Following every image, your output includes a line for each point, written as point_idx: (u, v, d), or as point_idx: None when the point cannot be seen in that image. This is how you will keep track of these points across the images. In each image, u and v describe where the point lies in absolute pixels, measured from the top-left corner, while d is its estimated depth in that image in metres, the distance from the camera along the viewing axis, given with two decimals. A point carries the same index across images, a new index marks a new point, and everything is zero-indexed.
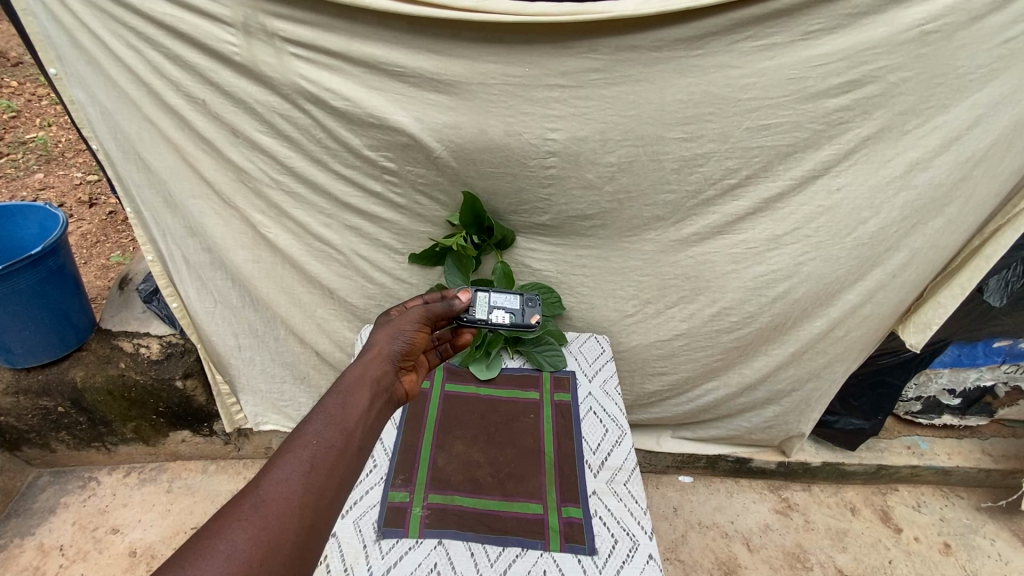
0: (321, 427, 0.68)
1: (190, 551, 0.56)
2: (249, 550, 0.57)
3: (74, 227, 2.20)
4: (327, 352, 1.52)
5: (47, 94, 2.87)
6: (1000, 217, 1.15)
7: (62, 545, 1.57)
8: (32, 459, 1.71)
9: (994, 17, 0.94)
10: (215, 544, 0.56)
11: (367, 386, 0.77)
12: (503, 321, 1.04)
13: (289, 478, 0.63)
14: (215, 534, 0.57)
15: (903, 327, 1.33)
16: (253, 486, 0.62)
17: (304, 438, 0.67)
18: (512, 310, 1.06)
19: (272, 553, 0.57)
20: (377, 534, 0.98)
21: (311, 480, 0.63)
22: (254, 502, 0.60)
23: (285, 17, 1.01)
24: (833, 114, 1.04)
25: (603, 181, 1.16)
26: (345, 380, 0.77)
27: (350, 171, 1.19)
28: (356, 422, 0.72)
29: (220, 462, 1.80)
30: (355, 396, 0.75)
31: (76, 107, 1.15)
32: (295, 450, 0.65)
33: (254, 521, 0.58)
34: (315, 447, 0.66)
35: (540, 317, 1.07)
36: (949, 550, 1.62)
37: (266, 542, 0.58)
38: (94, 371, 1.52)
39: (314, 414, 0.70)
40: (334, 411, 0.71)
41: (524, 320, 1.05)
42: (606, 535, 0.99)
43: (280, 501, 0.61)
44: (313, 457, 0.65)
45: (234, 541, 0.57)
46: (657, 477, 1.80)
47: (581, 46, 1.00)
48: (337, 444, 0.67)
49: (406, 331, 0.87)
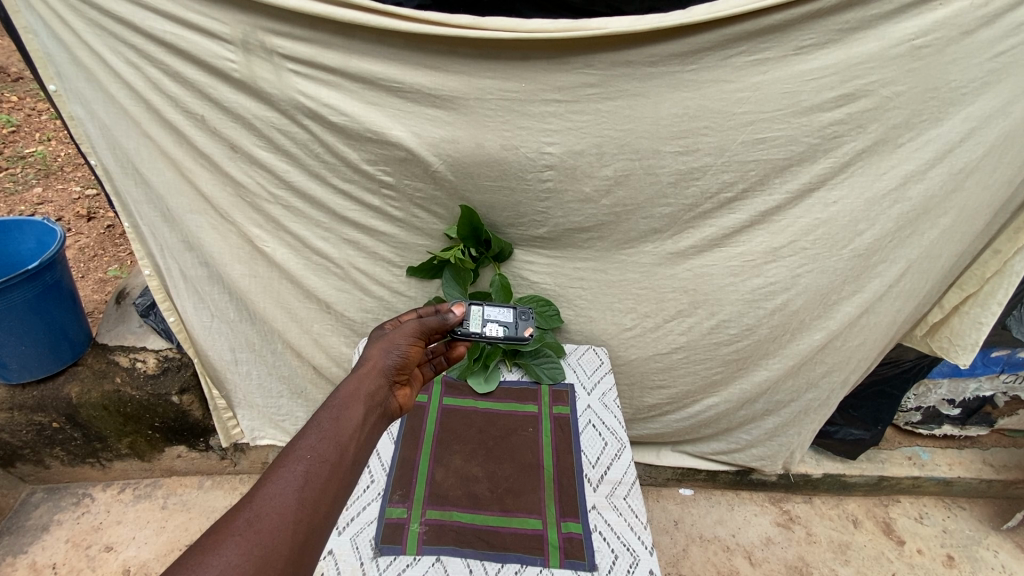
0: (316, 441, 0.68)
1: (184, 566, 0.55)
2: (242, 566, 0.56)
3: (72, 241, 2.20)
4: (324, 366, 1.51)
5: (46, 109, 2.89)
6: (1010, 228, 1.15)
7: (55, 564, 1.54)
8: (26, 476, 1.70)
9: (984, 32, 0.95)
10: (209, 559, 0.55)
11: (361, 401, 0.77)
12: (496, 334, 1.03)
13: (283, 492, 0.62)
14: (208, 549, 0.56)
15: (951, 352, 1.35)
16: (247, 500, 0.61)
17: (298, 453, 0.66)
18: (506, 323, 1.05)
19: (265, 567, 0.57)
20: (375, 551, 0.97)
21: (305, 496, 0.63)
22: (248, 516, 0.59)
23: (285, 34, 1.01)
24: (827, 128, 1.05)
25: (600, 195, 1.16)
26: (339, 394, 0.76)
27: (347, 185, 1.20)
28: (351, 436, 0.71)
29: (216, 478, 1.78)
30: (349, 410, 0.74)
31: (75, 123, 1.15)
32: (290, 465, 0.65)
33: (248, 536, 0.58)
34: (310, 461, 0.66)
35: (533, 330, 1.06)
36: (952, 563, 1.61)
37: (259, 558, 0.57)
38: (89, 387, 1.50)
39: (309, 429, 0.70)
40: (328, 426, 0.70)
41: (518, 333, 1.05)
42: (606, 551, 0.98)
43: (275, 515, 0.60)
44: (308, 472, 0.65)
45: (227, 557, 0.56)
46: (657, 489, 1.79)
47: (576, 62, 1.01)
48: (331, 459, 0.67)
49: (401, 345, 0.86)
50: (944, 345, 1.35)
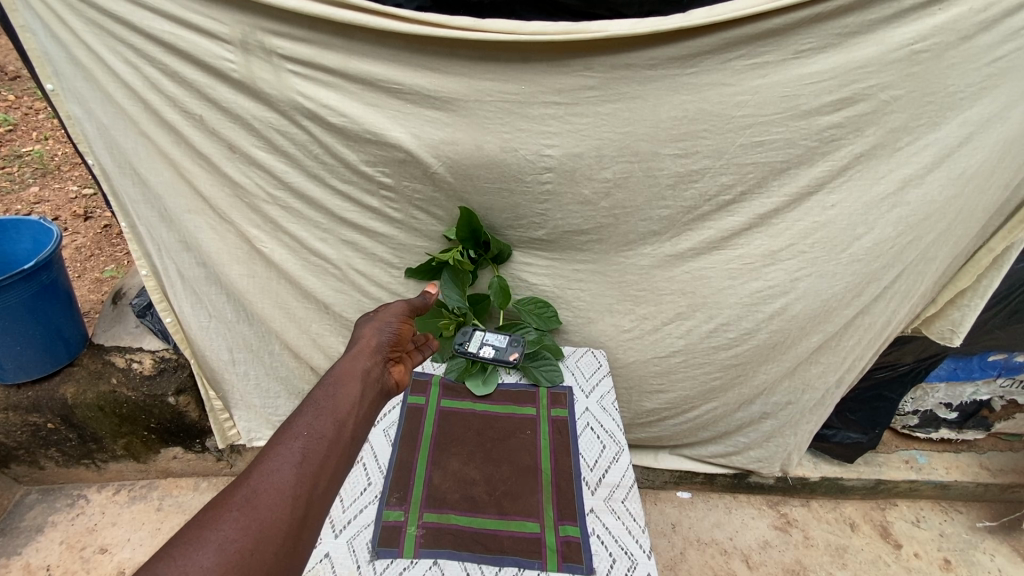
0: (311, 420, 0.69)
1: (181, 541, 0.54)
2: (240, 541, 0.55)
3: (69, 241, 2.19)
4: (321, 367, 1.51)
5: (44, 107, 2.87)
6: (1007, 230, 1.16)
7: (49, 565, 1.54)
8: (20, 477, 1.69)
9: (982, 37, 0.96)
10: (207, 534, 0.55)
11: (357, 376, 0.80)
12: (487, 355, 1.26)
13: (280, 469, 0.62)
14: (206, 525, 0.56)
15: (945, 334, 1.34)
16: (244, 478, 0.61)
17: (294, 431, 0.67)
18: (498, 346, 1.28)
19: (264, 542, 0.56)
20: (371, 554, 0.96)
21: (302, 472, 0.63)
22: (245, 493, 0.59)
23: (284, 35, 1.01)
24: (826, 131, 1.05)
25: (599, 197, 1.16)
26: (336, 372, 0.79)
27: (346, 186, 1.19)
28: (347, 413, 0.73)
29: (212, 479, 1.77)
30: (346, 387, 0.77)
31: (72, 122, 1.14)
32: (286, 443, 0.65)
33: (245, 511, 0.57)
34: (306, 438, 0.66)
35: (519, 355, 1.26)
36: (949, 567, 1.61)
37: (257, 532, 0.56)
38: (85, 388, 1.50)
39: (304, 409, 0.71)
40: (324, 404, 0.72)
41: (505, 356, 1.26)
42: (603, 554, 0.98)
43: (273, 491, 0.60)
44: (305, 449, 0.65)
45: (225, 532, 0.55)
46: (655, 492, 1.79)
47: (577, 64, 1.01)
48: (328, 436, 0.68)
49: (391, 325, 0.94)
50: (942, 332, 1.33)
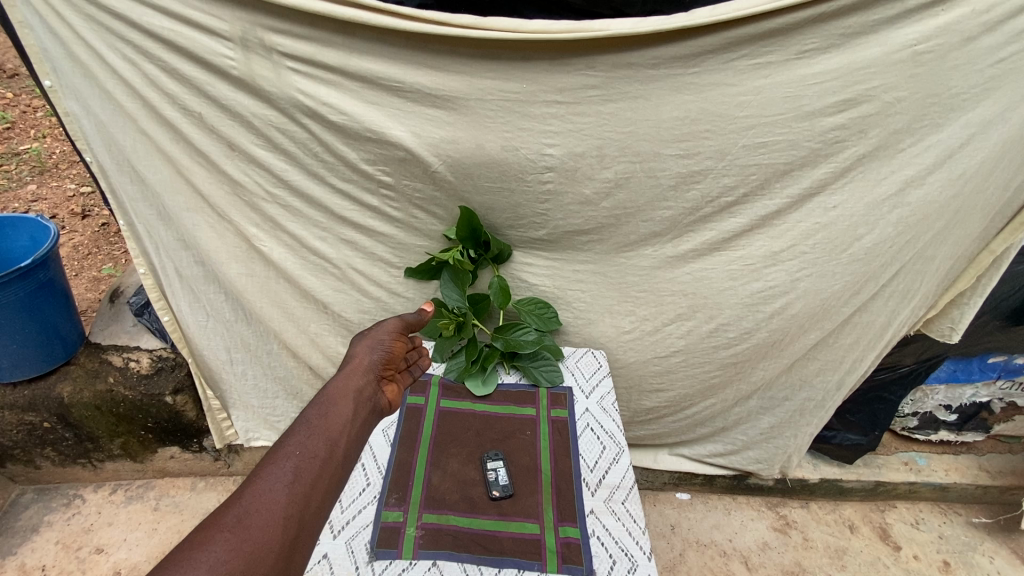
0: (304, 439, 0.69)
1: (171, 563, 0.53)
2: (231, 562, 0.54)
3: (66, 239, 2.18)
4: (320, 367, 1.50)
5: (41, 105, 2.85)
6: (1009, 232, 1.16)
7: (45, 566, 1.52)
8: (16, 476, 1.68)
9: (986, 38, 0.95)
10: (197, 556, 0.54)
11: (350, 395, 0.80)
12: None
13: (273, 487, 0.62)
14: (196, 546, 0.55)
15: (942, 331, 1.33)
16: (237, 497, 0.60)
17: (288, 450, 0.67)
18: None
19: (255, 564, 0.56)
20: (370, 555, 0.95)
21: (294, 491, 0.63)
22: (238, 512, 0.58)
23: (285, 33, 1.00)
24: (829, 133, 1.05)
25: (600, 197, 1.15)
26: (329, 391, 0.80)
27: (346, 184, 1.19)
28: (340, 433, 0.73)
29: (210, 479, 1.76)
30: (338, 406, 0.77)
31: (71, 120, 1.13)
32: (279, 462, 0.65)
33: (237, 532, 0.56)
34: (299, 457, 0.66)
35: None
36: (948, 569, 1.61)
37: (248, 553, 0.56)
38: (81, 387, 1.49)
39: (297, 428, 0.71)
40: (316, 423, 0.72)
41: None
42: (603, 556, 0.97)
43: (265, 511, 0.59)
44: (297, 468, 0.65)
45: (216, 553, 0.54)
46: (654, 493, 1.78)
47: (579, 63, 1.01)
48: (320, 455, 0.68)
49: (383, 342, 0.95)
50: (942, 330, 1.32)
